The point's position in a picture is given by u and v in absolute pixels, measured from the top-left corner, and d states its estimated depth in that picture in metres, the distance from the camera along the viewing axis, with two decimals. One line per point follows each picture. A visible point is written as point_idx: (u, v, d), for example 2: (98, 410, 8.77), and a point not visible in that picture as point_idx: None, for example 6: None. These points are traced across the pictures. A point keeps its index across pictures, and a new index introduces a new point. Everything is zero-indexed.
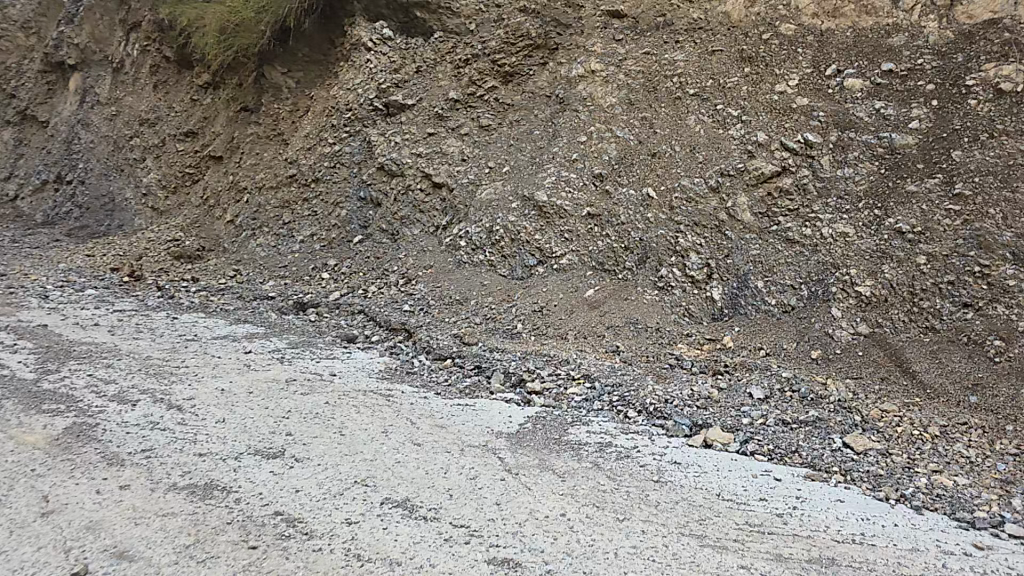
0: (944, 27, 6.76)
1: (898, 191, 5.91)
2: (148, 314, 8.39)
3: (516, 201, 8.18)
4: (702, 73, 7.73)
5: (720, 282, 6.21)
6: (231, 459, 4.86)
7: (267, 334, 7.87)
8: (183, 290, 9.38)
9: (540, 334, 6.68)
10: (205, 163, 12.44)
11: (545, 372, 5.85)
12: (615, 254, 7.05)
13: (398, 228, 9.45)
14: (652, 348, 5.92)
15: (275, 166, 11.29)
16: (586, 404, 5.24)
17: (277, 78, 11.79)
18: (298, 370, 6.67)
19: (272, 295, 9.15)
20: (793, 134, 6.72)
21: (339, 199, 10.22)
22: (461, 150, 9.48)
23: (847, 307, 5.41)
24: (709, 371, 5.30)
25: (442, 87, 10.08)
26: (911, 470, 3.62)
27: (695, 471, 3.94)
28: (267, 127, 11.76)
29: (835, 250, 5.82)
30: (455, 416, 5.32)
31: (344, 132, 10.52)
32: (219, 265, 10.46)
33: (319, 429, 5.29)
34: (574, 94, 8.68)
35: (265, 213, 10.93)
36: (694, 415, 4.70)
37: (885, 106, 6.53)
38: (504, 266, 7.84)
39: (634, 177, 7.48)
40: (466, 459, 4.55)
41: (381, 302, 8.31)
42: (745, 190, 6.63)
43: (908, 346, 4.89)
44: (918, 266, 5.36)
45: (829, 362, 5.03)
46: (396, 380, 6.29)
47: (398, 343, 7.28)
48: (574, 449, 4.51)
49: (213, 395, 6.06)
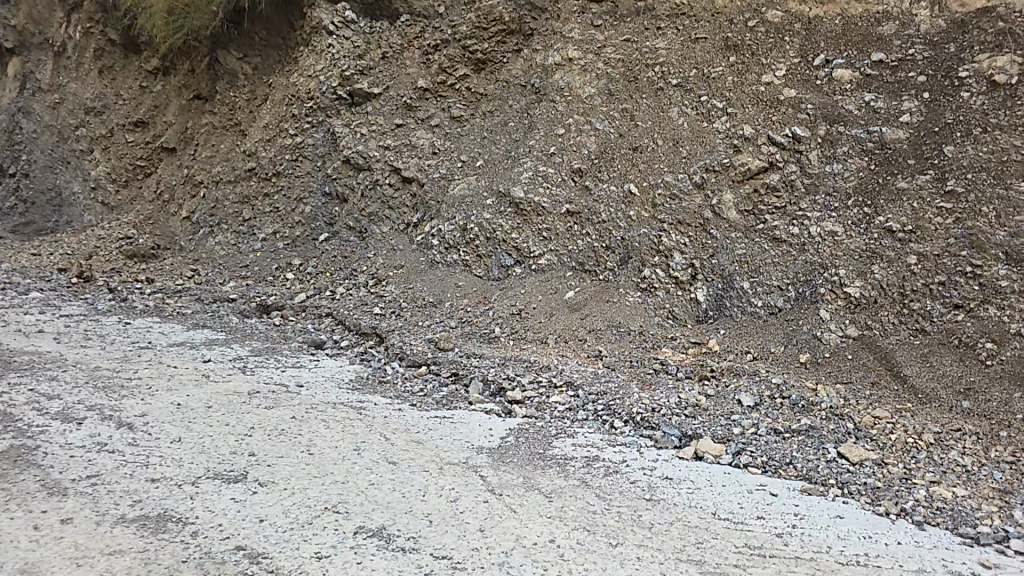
0: (937, 15, 6.61)
1: (889, 189, 5.77)
2: (97, 319, 7.74)
3: (491, 197, 7.87)
4: (685, 62, 7.57)
5: (706, 283, 6.09)
6: (187, 485, 4.43)
7: (228, 341, 7.35)
8: (136, 292, 8.73)
9: (520, 338, 6.43)
10: (157, 154, 11.84)
11: (526, 380, 5.59)
12: (596, 254, 6.85)
13: (365, 226, 9.06)
14: (636, 353, 5.76)
15: (233, 159, 10.65)
16: (569, 414, 5.01)
17: (232, 64, 11.16)
18: (261, 381, 6.22)
19: (234, 297, 8.62)
20: (782, 127, 6.58)
21: (302, 194, 9.73)
22: (432, 142, 9.12)
23: (835, 309, 5.30)
24: (696, 377, 5.18)
25: (411, 75, 9.66)
26: (910, 481, 3.53)
27: (688, 487, 3.75)
28: (222, 117, 11.15)
29: (823, 250, 5.72)
30: (432, 431, 5.01)
31: (307, 122, 9.93)
32: (176, 265, 9.78)
33: (285, 448, 4.90)
34: (551, 84, 8.38)
35: (224, 210, 10.32)
36: (684, 425, 4.53)
37: (875, 98, 6.39)
38: (479, 265, 7.57)
39: (615, 172, 7.28)
40: (446, 479, 4.25)
41: (350, 304, 7.90)
42: (731, 187, 6.50)
43: (897, 349, 4.81)
44: (908, 267, 5.23)
45: (819, 366, 4.96)
46: (368, 391, 5.93)
47: (369, 348, 6.91)
48: (559, 465, 4.26)
49: (169, 411, 5.57)
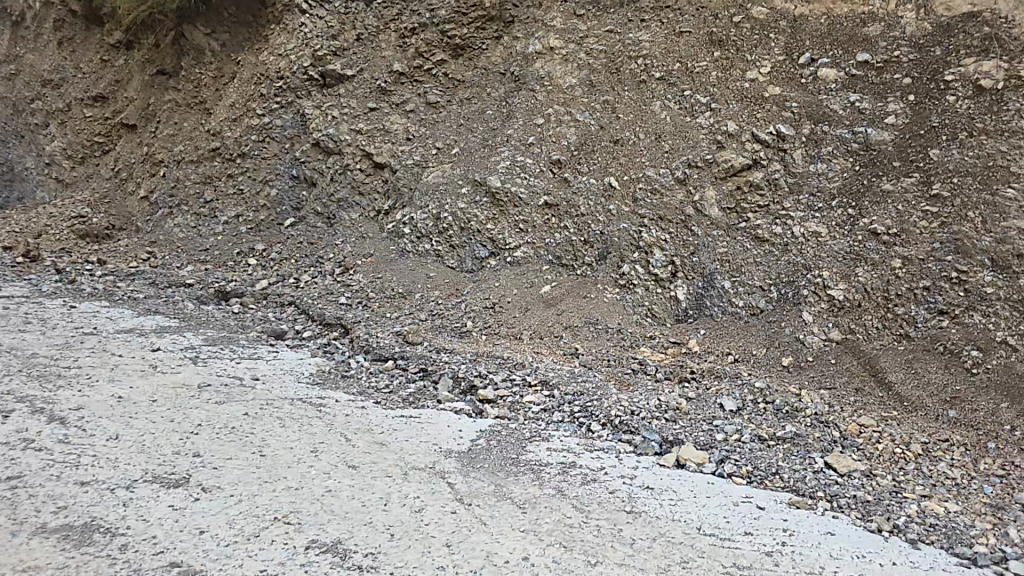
0: (923, 18, 6.40)
1: (873, 191, 5.64)
2: (40, 302, 7.07)
3: (466, 186, 7.49)
4: (669, 56, 7.31)
5: (686, 281, 5.90)
6: (121, 489, 3.96)
7: (180, 329, 6.79)
8: (86, 274, 8.06)
9: (492, 333, 6.12)
10: (116, 130, 10.96)
11: (498, 378, 5.28)
12: (574, 248, 6.57)
13: (333, 212, 8.56)
14: (613, 351, 5.51)
15: (196, 138, 9.97)
16: (544, 415, 4.73)
17: (200, 40, 10.41)
18: (214, 373, 5.73)
19: (191, 282, 8.04)
20: (766, 125, 6.39)
21: (267, 176, 9.15)
22: (406, 128, 8.67)
23: (818, 311, 5.17)
24: (675, 378, 4.97)
25: (385, 58, 9.14)
26: (900, 495, 3.38)
27: (670, 498, 3.52)
28: (186, 94, 10.43)
29: (808, 250, 5.56)
30: (397, 431, 4.65)
31: (275, 103, 9.36)
32: (130, 247, 9.09)
33: (234, 449, 4.46)
34: (531, 72, 8.02)
35: (185, 190, 9.61)
36: (663, 430, 4.29)
37: (860, 98, 6.23)
38: (452, 256, 7.21)
39: (595, 165, 6.99)
40: (411, 487, 3.91)
41: (315, 293, 7.43)
42: (713, 184, 6.30)
43: (882, 355, 4.69)
44: (892, 271, 5.11)
45: (801, 370, 4.81)
46: (329, 387, 5.52)
47: (333, 341, 6.48)
48: (533, 472, 3.97)
49: (108, 404, 5.04)
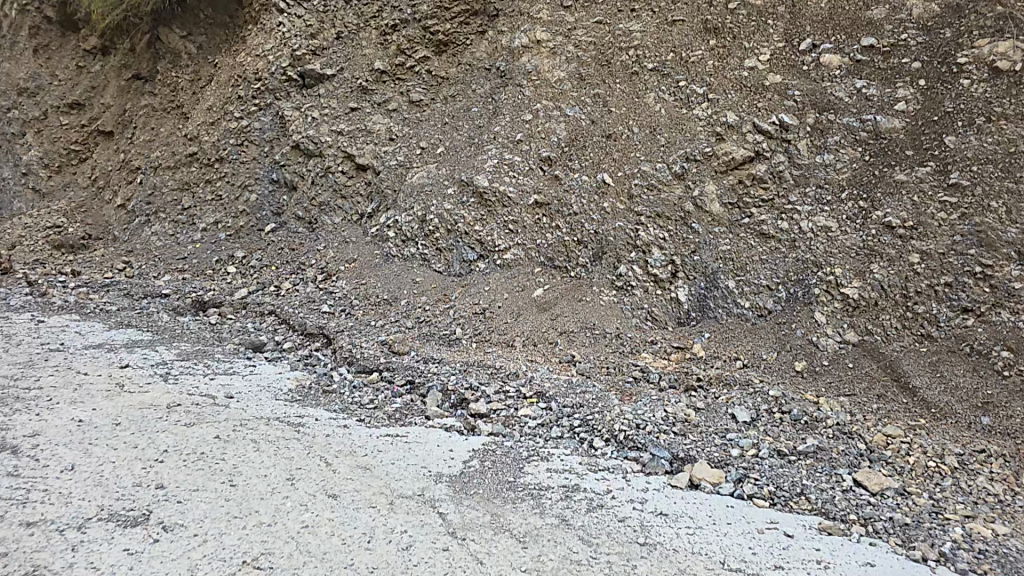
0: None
1: (886, 181, 5.32)
2: (7, 316, 6.76)
3: (453, 186, 7.10)
4: (661, 46, 6.96)
5: (687, 282, 5.55)
6: (71, 531, 3.49)
7: (152, 342, 6.34)
8: (58, 286, 7.69)
9: (483, 340, 5.74)
10: (93, 138, 10.50)
11: (491, 390, 4.88)
12: (567, 248, 6.21)
13: (316, 216, 8.12)
14: (613, 358, 5.15)
15: (174, 143, 9.51)
16: (542, 431, 4.35)
17: (175, 43, 10.09)
18: (185, 392, 5.27)
19: (167, 292, 7.58)
20: (767, 115, 6.05)
21: (247, 181, 8.72)
22: (390, 128, 8.24)
23: (831, 311, 4.85)
24: (681, 387, 4.64)
25: (367, 56, 8.71)
26: (941, 517, 3.08)
27: (687, 527, 3.17)
28: (163, 98, 10.00)
29: (817, 246, 5.23)
30: (382, 453, 4.25)
31: (255, 105, 8.97)
32: (106, 257, 8.66)
33: (202, 479, 4.01)
34: (517, 67, 7.65)
35: (163, 197, 9.17)
36: (673, 445, 3.94)
37: (867, 85, 5.89)
38: (440, 259, 6.81)
39: (587, 160, 6.64)
40: (398, 519, 3.50)
41: (296, 302, 6.99)
42: (713, 178, 5.96)
43: (903, 357, 4.37)
44: (910, 266, 4.80)
45: (816, 376, 4.47)
46: (309, 404, 5.09)
47: (314, 352, 6.06)
48: (534, 498, 3.58)
49: (66, 430, 4.57)
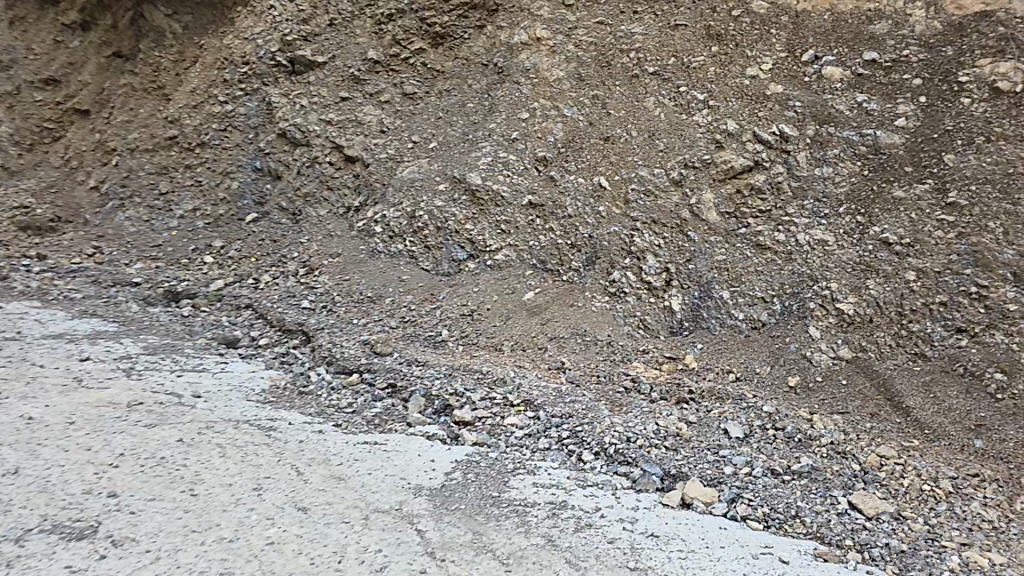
0: (932, 16, 6.10)
1: (884, 197, 5.29)
2: None
3: (444, 182, 6.89)
4: (664, 49, 6.84)
5: (680, 291, 5.45)
6: (9, 544, 3.27)
7: (118, 334, 6.00)
8: (20, 270, 7.27)
9: (470, 344, 5.56)
10: (69, 117, 9.69)
11: (477, 396, 4.70)
12: (560, 252, 6.06)
13: (300, 207, 7.82)
14: (604, 367, 5.03)
15: (152, 125, 9.13)
16: (528, 442, 4.20)
17: (160, 22, 9.89)
18: (148, 389, 4.97)
19: (138, 281, 7.22)
20: (768, 124, 5.97)
21: (229, 168, 8.38)
22: (380, 120, 7.97)
23: (826, 326, 4.79)
24: (673, 399, 4.54)
25: (359, 45, 8.43)
26: (938, 544, 3.07)
27: (679, 551, 3.07)
28: (143, 78, 9.67)
29: (814, 260, 5.17)
30: (360, 462, 4.05)
31: (240, 89, 8.67)
32: (74, 241, 8.09)
33: (160, 487, 3.76)
34: (515, 64, 7.47)
35: (138, 180, 8.73)
36: (664, 461, 3.82)
37: (868, 100, 5.86)
38: (428, 258, 6.59)
39: (583, 163, 6.49)
40: (373, 536, 3.33)
41: (275, 297, 6.70)
42: (711, 186, 5.87)
43: (897, 376, 4.34)
44: (906, 283, 4.77)
45: (809, 393, 4.43)
46: (283, 406, 4.85)
47: (292, 350, 5.80)
48: (518, 516, 3.43)
49: (14, 430, 4.29)
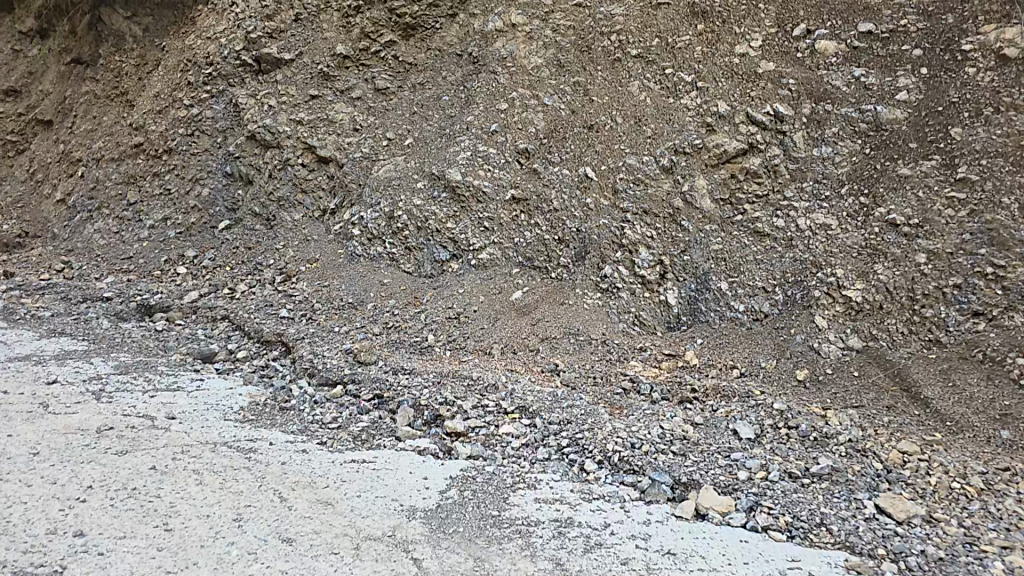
0: None
1: (889, 175, 5.07)
2: None
3: (423, 180, 6.56)
4: (646, 31, 6.55)
5: (676, 283, 5.20)
6: None
7: (87, 353, 5.61)
8: None
9: (458, 348, 5.25)
10: (30, 127, 9.60)
11: (468, 405, 4.40)
12: (547, 248, 5.77)
13: (274, 212, 7.43)
14: (601, 367, 4.75)
15: (117, 133, 8.73)
16: (527, 453, 3.91)
17: (120, 24, 9.41)
18: (119, 412, 4.59)
19: (108, 295, 6.81)
20: (762, 104, 5.74)
21: (198, 174, 7.97)
22: (353, 117, 7.61)
23: (833, 315, 4.57)
24: (675, 399, 4.29)
25: (327, 40, 8.04)
26: (977, 549, 2.82)
27: (700, 569, 2.79)
28: (105, 84, 9.23)
29: (816, 245, 4.94)
30: (347, 484, 3.71)
31: (205, 92, 8.27)
32: (43, 257, 7.94)
33: (131, 523, 3.38)
34: (491, 53, 7.14)
35: (106, 191, 8.36)
36: (673, 468, 3.55)
37: (866, 74, 5.61)
38: (409, 260, 6.27)
39: (567, 154, 6.21)
40: (365, 568, 3.00)
41: (251, 306, 6.32)
42: (704, 172, 5.62)
43: (912, 365, 4.13)
44: (917, 267, 4.56)
45: (820, 386, 4.20)
46: (263, 424, 4.50)
47: (272, 362, 5.44)
48: (521, 537, 3.14)
49: None
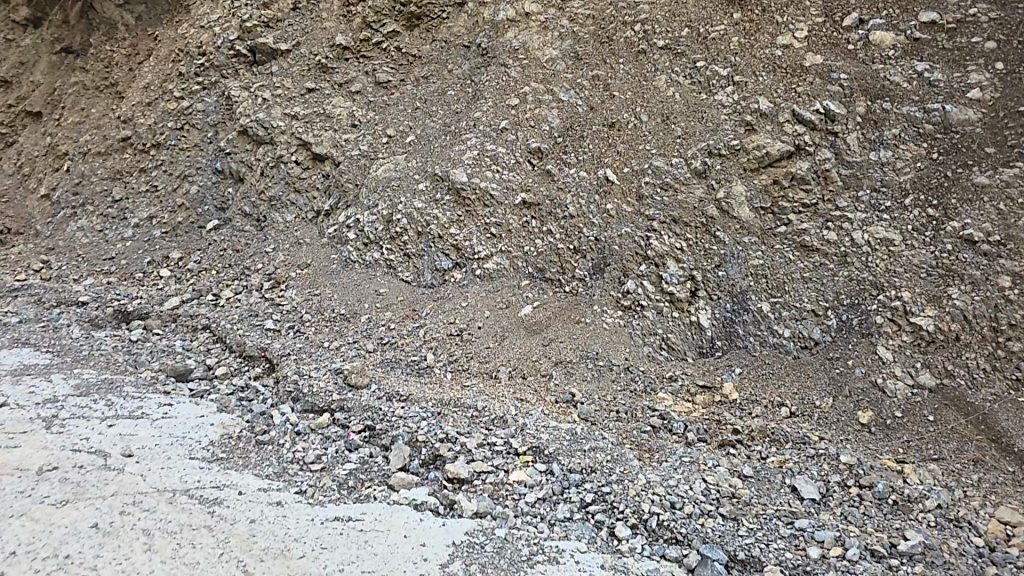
0: None
1: (961, 185, 4.43)
2: None
3: (426, 180, 5.90)
4: (674, 20, 5.90)
5: (710, 302, 4.55)
6: None
7: (47, 369, 4.90)
8: None
9: (462, 370, 4.60)
10: (20, 120, 8.82)
11: (473, 444, 3.76)
12: (561, 257, 5.14)
13: (265, 213, 6.75)
14: (623, 400, 4.13)
15: (105, 126, 8.04)
16: (545, 512, 3.27)
17: (112, 13, 8.71)
18: (67, 448, 3.86)
19: (84, 300, 6.12)
20: (809, 101, 5.08)
21: (187, 171, 7.29)
22: (351, 113, 6.92)
23: (898, 347, 3.98)
24: (713, 442, 3.70)
25: (327, 30, 7.36)
26: None
27: None
28: (96, 75, 8.52)
29: (875, 263, 4.33)
30: (323, 555, 3.03)
31: (197, 83, 7.59)
32: (22, 255, 7.20)
33: None
34: (502, 44, 6.46)
35: (90, 187, 7.67)
36: (727, 540, 2.99)
37: (929, 68, 4.94)
38: (407, 268, 5.61)
39: (586, 154, 5.57)
40: None
41: (234, 317, 5.64)
42: (742, 177, 4.99)
43: (1002, 411, 3.57)
44: (1001, 291, 3.96)
45: (889, 433, 3.63)
46: (235, 466, 3.80)
47: (253, 383, 4.77)
48: None
49: None
